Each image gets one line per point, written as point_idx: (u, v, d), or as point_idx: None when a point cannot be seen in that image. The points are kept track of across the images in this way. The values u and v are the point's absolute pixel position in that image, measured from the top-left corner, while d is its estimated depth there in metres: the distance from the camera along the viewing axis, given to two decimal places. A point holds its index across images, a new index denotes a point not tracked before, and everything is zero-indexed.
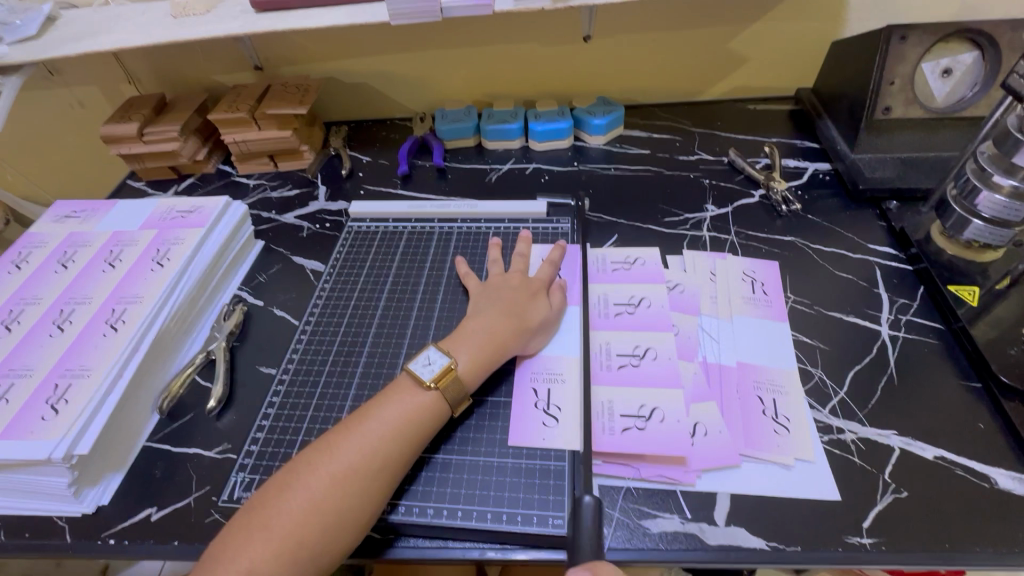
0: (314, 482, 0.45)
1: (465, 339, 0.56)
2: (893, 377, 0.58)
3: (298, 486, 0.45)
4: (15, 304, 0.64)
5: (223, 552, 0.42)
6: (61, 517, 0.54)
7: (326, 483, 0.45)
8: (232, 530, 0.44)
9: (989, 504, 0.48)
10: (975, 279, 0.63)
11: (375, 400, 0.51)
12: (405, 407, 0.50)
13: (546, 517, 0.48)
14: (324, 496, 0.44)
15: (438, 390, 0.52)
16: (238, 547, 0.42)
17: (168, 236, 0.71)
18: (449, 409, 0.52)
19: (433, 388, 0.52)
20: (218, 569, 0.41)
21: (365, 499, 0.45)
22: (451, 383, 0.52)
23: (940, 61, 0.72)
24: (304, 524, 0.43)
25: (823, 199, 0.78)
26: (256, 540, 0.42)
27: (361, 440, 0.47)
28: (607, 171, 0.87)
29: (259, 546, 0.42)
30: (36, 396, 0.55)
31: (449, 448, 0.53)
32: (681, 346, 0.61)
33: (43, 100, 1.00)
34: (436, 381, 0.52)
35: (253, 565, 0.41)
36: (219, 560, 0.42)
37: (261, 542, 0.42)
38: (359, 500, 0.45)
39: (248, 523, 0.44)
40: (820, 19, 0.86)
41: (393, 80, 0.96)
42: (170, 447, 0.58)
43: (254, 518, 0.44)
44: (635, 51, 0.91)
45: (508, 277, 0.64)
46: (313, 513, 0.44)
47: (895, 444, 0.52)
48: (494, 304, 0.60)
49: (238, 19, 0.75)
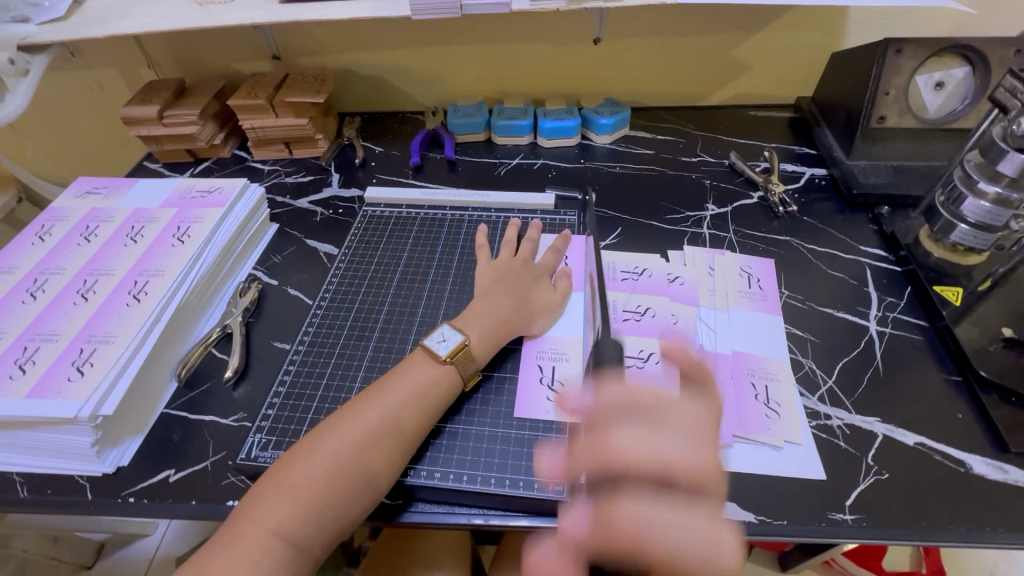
0: (339, 448, 0.48)
1: (475, 318, 0.59)
2: (879, 369, 0.61)
3: (323, 451, 0.47)
4: (40, 274, 0.67)
5: (251, 510, 0.45)
6: (82, 476, 0.56)
7: (349, 449, 0.47)
8: (259, 491, 0.46)
9: (964, 486, 0.51)
10: (959, 280, 0.67)
11: (398, 370, 0.54)
12: (423, 379, 0.53)
13: (547, 483, 0.50)
14: (350, 461, 0.47)
15: (453, 364, 0.55)
16: (266, 506, 0.45)
17: (189, 214, 0.74)
18: (461, 381, 0.55)
19: (448, 362, 0.55)
20: (248, 526, 0.44)
21: (383, 466, 0.48)
22: (463, 357, 0.56)
23: (933, 74, 0.75)
24: (330, 487, 0.46)
25: (819, 202, 0.82)
26: (283, 501, 0.45)
27: (384, 409, 0.50)
28: (612, 169, 0.90)
29: (286, 507, 0.44)
30: (62, 359, 0.57)
31: (458, 418, 0.55)
32: (679, 334, 0.64)
33: (64, 81, 1.02)
34: (451, 356, 0.55)
35: (282, 522, 0.44)
36: (248, 517, 0.44)
37: (288, 503, 0.45)
38: (382, 466, 0.48)
39: (274, 486, 0.46)
40: (821, 31, 0.90)
41: (407, 74, 0.99)
42: (188, 413, 0.60)
43: (281, 478, 0.46)
44: (643, 55, 0.94)
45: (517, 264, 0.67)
46: (339, 475, 0.46)
47: (879, 431, 0.56)
48: (504, 289, 0.63)
49: (262, 8, 0.78)
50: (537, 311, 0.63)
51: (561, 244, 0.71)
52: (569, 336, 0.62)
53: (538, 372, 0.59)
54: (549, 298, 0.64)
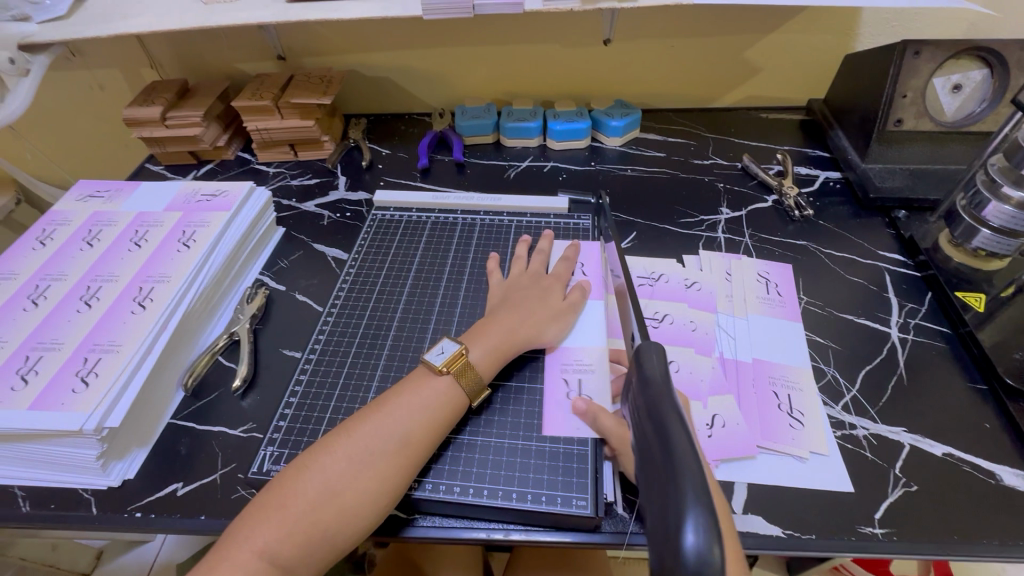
0: (331, 465, 0.46)
1: (483, 335, 0.57)
2: (902, 377, 0.60)
3: (316, 469, 0.46)
4: (40, 280, 0.65)
5: (240, 530, 0.44)
6: (87, 489, 0.54)
7: (342, 466, 0.46)
8: (250, 510, 0.45)
9: (995, 498, 0.50)
10: (980, 286, 0.66)
11: (404, 384, 0.53)
12: (425, 389, 0.52)
13: (570, 498, 0.49)
14: (344, 479, 0.45)
15: (450, 374, 0.53)
16: (256, 525, 0.43)
17: (194, 219, 0.72)
18: (465, 398, 0.53)
19: (445, 372, 0.53)
20: (235, 546, 0.43)
21: (384, 481, 0.46)
22: (462, 368, 0.54)
23: (951, 77, 0.74)
24: (325, 505, 0.44)
25: (835, 206, 0.81)
26: (272, 521, 0.43)
27: (381, 422, 0.49)
28: (624, 172, 0.89)
29: (274, 527, 0.43)
30: (65, 369, 0.55)
31: (468, 431, 0.54)
32: (698, 343, 0.62)
33: (65, 81, 1.00)
34: (447, 365, 0.53)
35: (269, 542, 0.43)
36: (236, 537, 0.43)
37: (276, 523, 0.43)
38: (382, 482, 0.46)
39: (266, 504, 0.45)
40: (835, 33, 0.89)
41: (414, 75, 0.98)
42: (194, 424, 0.59)
43: (276, 499, 0.45)
44: (654, 56, 0.93)
45: (531, 278, 0.65)
46: (335, 493, 0.45)
47: (906, 441, 0.54)
48: (517, 302, 0.61)
49: (268, 8, 0.76)
50: (553, 323, 0.61)
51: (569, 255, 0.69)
52: (588, 347, 0.61)
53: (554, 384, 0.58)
54: (562, 311, 0.62)
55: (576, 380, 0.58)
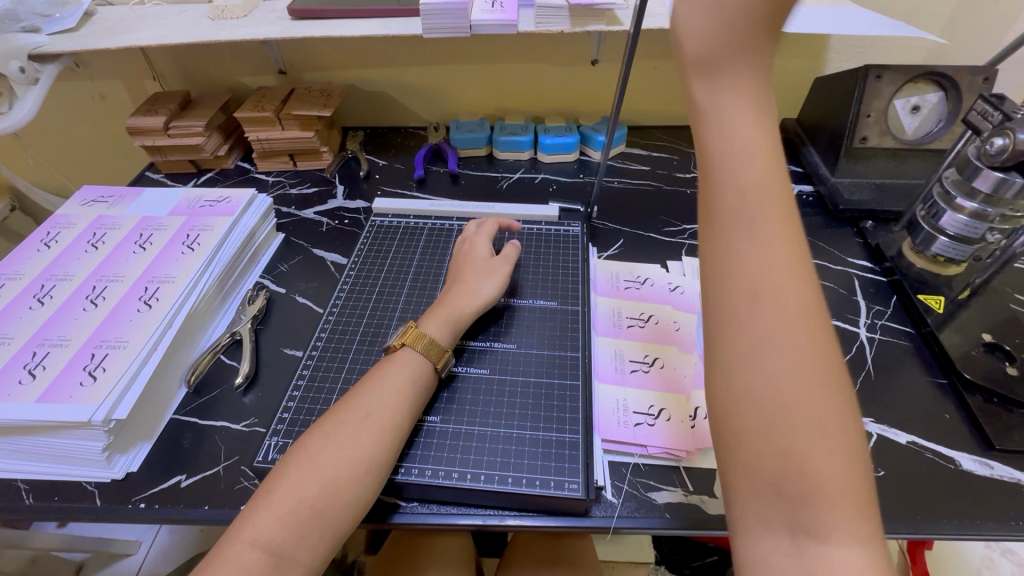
0: (319, 457, 0.48)
1: (433, 313, 0.62)
2: (870, 372, 0.64)
3: (305, 464, 0.48)
4: (47, 279, 0.67)
5: (236, 526, 0.45)
6: (91, 482, 0.55)
7: (327, 458, 0.48)
8: (246, 510, 0.46)
9: (955, 482, 0.54)
10: (940, 289, 0.71)
11: (371, 373, 0.55)
12: (402, 375, 0.55)
13: (563, 482, 0.51)
14: (338, 469, 0.47)
15: (404, 345, 0.57)
16: (250, 519, 0.45)
17: (199, 222, 0.74)
18: (429, 363, 0.56)
19: (400, 345, 0.57)
20: (233, 540, 0.44)
21: (376, 471, 0.49)
22: (415, 337, 0.58)
23: (910, 99, 0.81)
24: (320, 493, 0.46)
25: (808, 217, 0.86)
26: (265, 512, 0.45)
27: (368, 414, 0.51)
28: (611, 184, 0.94)
29: (266, 519, 0.45)
30: (73, 364, 0.57)
31: (436, 416, 0.57)
32: (680, 342, 0.65)
33: (68, 92, 1.03)
34: (401, 339, 0.58)
35: (262, 533, 0.44)
36: (233, 532, 0.44)
37: (270, 516, 0.45)
38: (373, 472, 0.48)
39: (258, 501, 0.46)
40: (805, 58, 0.96)
41: (412, 91, 1.02)
42: (197, 419, 0.60)
43: (277, 487, 0.47)
44: (639, 77, 0.99)
45: (464, 249, 0.71)
46: (331, 486, 0.47)
47: (873, 431, 0.58)
48: (459, 272, 0.67)
49: (275, 25, 0.81)
50: (486, 279, 0.66)
51: (494, 228, 0.75)
52: (563, 338, 0.64)
53: (512, 367, 0.61)
54: (493, 271, 0.67)
55: (546, 367, 0.61)
